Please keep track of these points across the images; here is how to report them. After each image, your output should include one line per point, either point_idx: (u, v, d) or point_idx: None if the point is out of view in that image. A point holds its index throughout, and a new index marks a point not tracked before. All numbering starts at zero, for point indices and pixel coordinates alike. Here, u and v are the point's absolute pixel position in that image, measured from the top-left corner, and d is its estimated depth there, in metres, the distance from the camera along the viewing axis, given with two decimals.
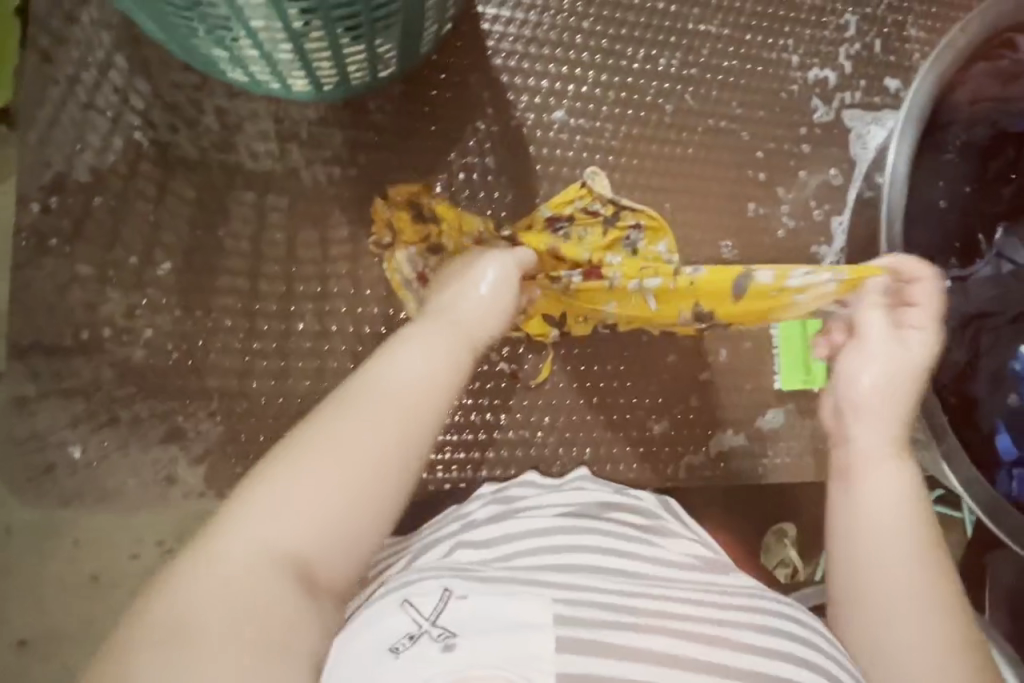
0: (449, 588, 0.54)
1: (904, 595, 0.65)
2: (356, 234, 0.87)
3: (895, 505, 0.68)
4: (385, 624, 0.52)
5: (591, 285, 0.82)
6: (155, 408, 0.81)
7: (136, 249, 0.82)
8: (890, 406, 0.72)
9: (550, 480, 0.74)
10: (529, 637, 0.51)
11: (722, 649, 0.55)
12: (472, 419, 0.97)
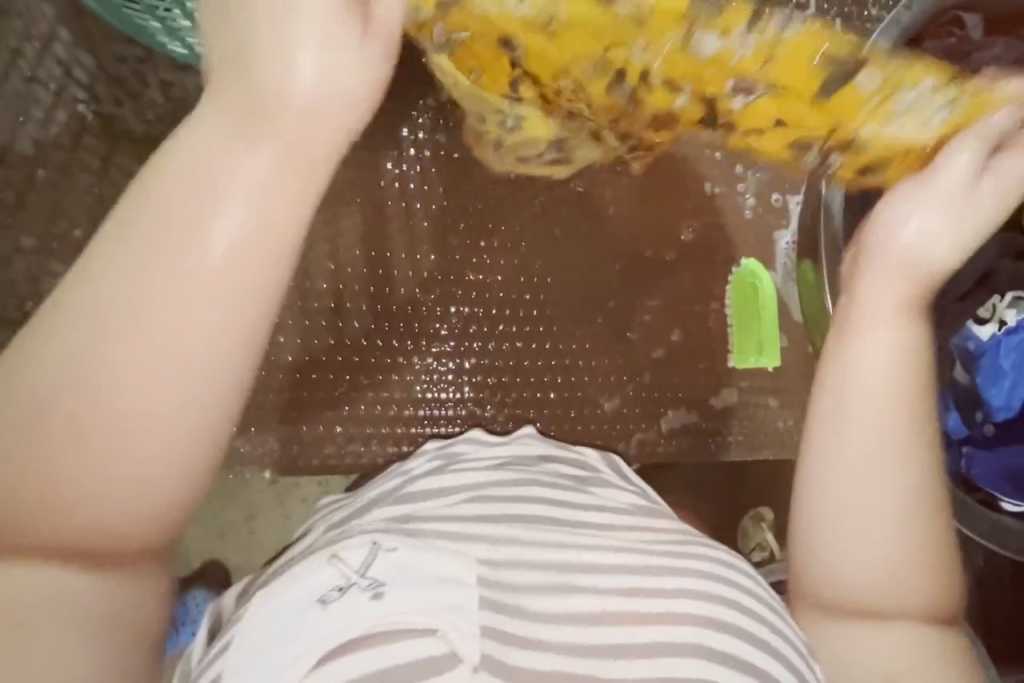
0: (378, 541, 0.50)
1: (861, 473, 0.54)
2: None
3: (862, 371, 0.55)
4: (310, 579, 0.48)
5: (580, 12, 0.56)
6: None
7: (81, 221, 0.83)
8: (915, 267, 0.55)
9: (493, 436, 0.72)
10: (463, 588, 0.47)
11: (675, 598, 0.52)
12: (424, 395, 0.98)
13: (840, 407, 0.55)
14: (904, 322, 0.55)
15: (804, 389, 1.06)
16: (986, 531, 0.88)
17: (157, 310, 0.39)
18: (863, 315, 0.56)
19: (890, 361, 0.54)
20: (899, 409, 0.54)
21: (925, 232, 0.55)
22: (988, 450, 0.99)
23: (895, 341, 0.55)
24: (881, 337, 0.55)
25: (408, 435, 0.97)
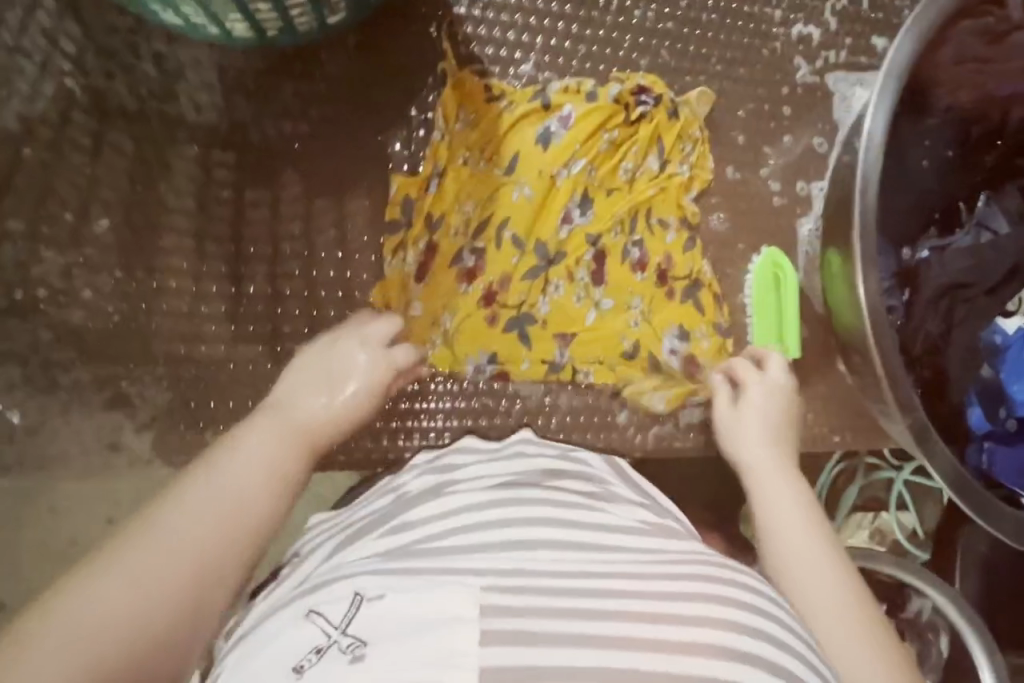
0: (361, 591, 0.49)
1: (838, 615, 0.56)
2: (310, 192, 0.85)
3: (779, 515, 0.63)
4: (290, 639, 0.48)
5: (553, 217, 0.92)
6: (97, 373, 0.77)
7: (71, 204, 0.78)
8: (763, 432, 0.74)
9: (490, 446, 0.69)
10: (449, 635, 0.46)
11: (696, 627, 0.49)
12: (436, 386, 0.92)
13: (783, 554, 0.60)
14: (795, 478, 0.68)
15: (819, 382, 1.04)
16: (1012, 531, 0.84)
17: (256, 472, 0.56)
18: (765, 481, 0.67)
19: (802, 504, 0.64)
20: (825, 532, 0.61)
21: (774, 434, 0.74)
22: (1009, 445, 0.95)
23: (798, 488, 0.66)
24: (783, 489, 0.66)
25: (419, 428, 0.92)
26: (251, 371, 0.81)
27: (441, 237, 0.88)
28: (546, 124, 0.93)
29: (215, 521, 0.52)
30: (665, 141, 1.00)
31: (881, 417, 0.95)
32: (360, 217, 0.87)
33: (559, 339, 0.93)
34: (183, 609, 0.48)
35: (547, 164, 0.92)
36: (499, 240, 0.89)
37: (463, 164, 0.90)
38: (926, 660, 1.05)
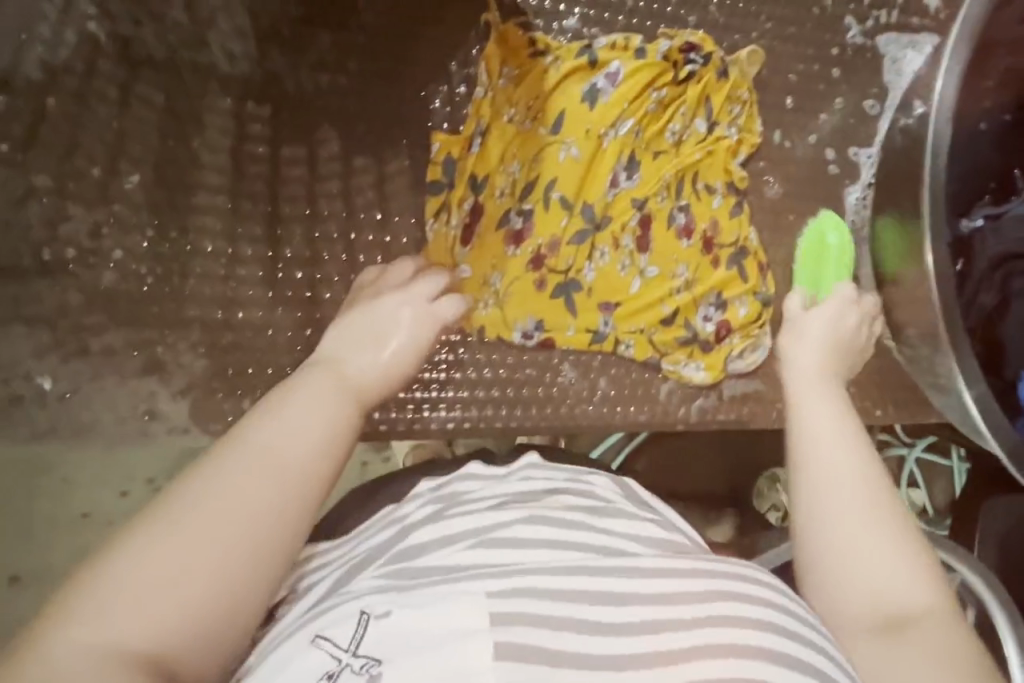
0: (367, 608, 0.45)
1: (867, 552, 0.51)
2: (348, 150, 0.82)
3: (823, 441, 0.56)
4: (296, 667, 0.43)
5: (593, 180, 0.87)
6: (130, 338, 0.74)
7: (100, 159, 0.73)
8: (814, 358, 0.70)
9: (497, 470, 0.64)
10: (462, 647, 0.42)
11: (697, 627, 0.47)
12: (479, 357, 0.89)
13: (819, 482, 0.54)
14: (838, 394, 0.63)
15: None
16: None
17: (292, 442, 0.50)
18: (806, 398, 0.61)
19: (849, 432, 0.57)
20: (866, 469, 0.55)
21: (815, 354, 0.70)
22: None
23: (841, 413, 0.59)
24: (828, 413, 0.59)
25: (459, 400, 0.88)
26: (290, 339, 0.78)
27: (486, 199, 0.86)
28: (593, 80, 0.87)
29: (239, 518, 0.46)
30: (713, 102, 0.96)
31: (931, 393, 0.93)
32: (401, 179, 0.85)
33: (602, 308, 0.90)
34: (198, 613, 0.43)
35: (594, 122, 0.87)
36: (547, 201, 0.85)
37: (509, 123, 0.87)
38: None
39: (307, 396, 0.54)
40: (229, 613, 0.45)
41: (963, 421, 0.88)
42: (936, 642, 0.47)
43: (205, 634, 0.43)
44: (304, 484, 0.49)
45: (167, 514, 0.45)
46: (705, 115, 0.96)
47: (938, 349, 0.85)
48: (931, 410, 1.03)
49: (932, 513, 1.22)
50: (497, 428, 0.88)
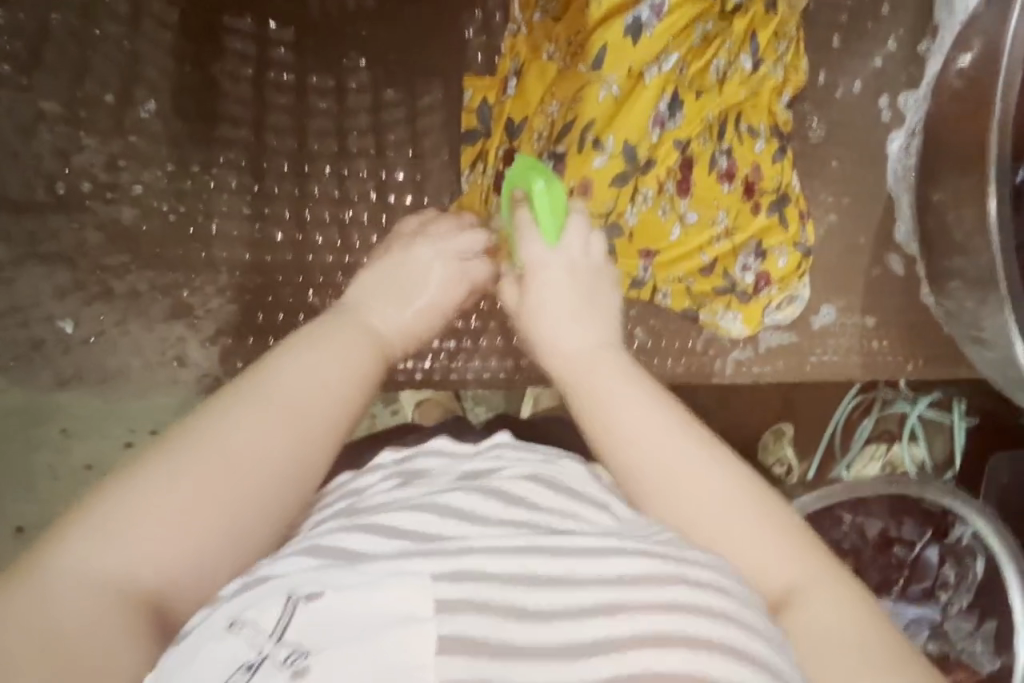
0: (295, 592, 0.39)
1: (731, 543, 0.48)
2: (377, 81, 0.78)
3: (633, 439, 0.52)
4: (207, 655, 0.37)
5: (637, 121, 0.76)
6: (155, 281, 0.71)
7: (112, 84, 0.68)
8: (585, 310, 0.61)
9: (465, 447, 0.62)
10: (403, 638, 0.37)
11: (673, 618, 0.41)
12: (515, 310, 0.89)
13: (661, 496, 0.50)
14: (615, 365, 0.57)
15: (895, 309, 1.00)
16: None
17: (314, 394, 0.48)
18: (587, 386, 0.56)
19: (662, 417, 0.53)
20: (670, 432, 0.52)
21: (575, 317, 0.60)
22: None
23: (640, 393, 0.54)
24: (623, 398, 0.54)
25: (496, 351, 0.90)
26: (320, 283, 0.75)
27: (522, 144, 0.77)
28: (636, 10, 0.73)
29: (246, 463, 0.44)
30: (761, 38, 0.86)
31: (969, 348, 0.92)
32: (434, 114, 0.80)
33: (642, 255, 0.85)
34: (191, 555, 0.41)
35: (638, 58, 0.74)
36: (581, 143, 0.74)
37: (549, 60, 0.77)
38: (961, 582, 1.06)
39: (318, 353, 0.51)
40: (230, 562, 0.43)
41: (1003, 380, 0.88)
42: (816, 622, 0.45)
43: (202, 579, 0.42)
44: (314, 443, 0.47)
45: (175, 448, 0.43)
46: (750, 51, 0.86)
47: (988, 303, 0.84)
48: (964, 364, 1.02)
49: (930, 469, 1.22)
50: (534, 376, 0.90)
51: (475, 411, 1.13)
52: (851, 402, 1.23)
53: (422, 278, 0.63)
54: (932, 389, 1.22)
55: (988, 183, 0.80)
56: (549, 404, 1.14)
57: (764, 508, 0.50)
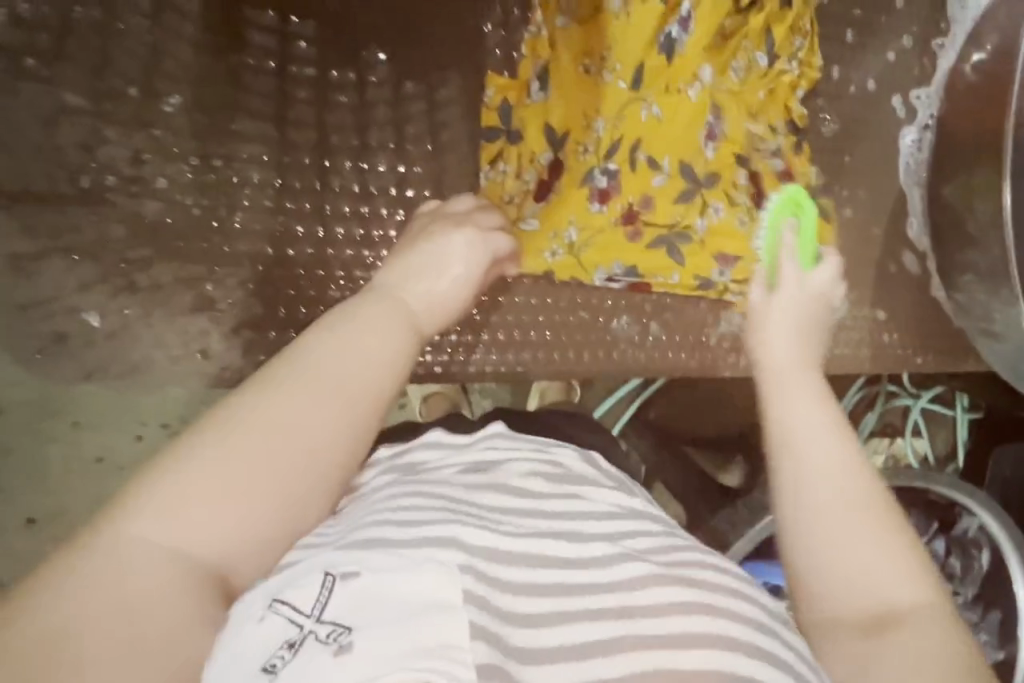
0: (330, 571, 0.43)
1: (868, 552, 0.50)
2: (397, 75, 0.78)
3: (824, 442, 0.55)
4: (251, 634, 0.41)
5: (688, 133, 0.76)
6: (179, 274, 0.71)
7: (135, 78, 0.68)
8: (796, 334, 0.65)
9: (459, 437, 0.66)
10: (432, 618, 0.41)
11: (668, 618, 0.48)
12: (530, 303, 0.90)
13: (823, 496, 0.52)
14: (816, 385, 0.59)
15: (905, 303, 1.01)
16: None
17: (352, 377, 0.52)
18: (777, 385, 0.59)
19: (846, 439, 0.55)
20: (858, 455, 0.54)
21: (788, 336, 0.64)
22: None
23: (840, 416, 0.57)
24: (815, 408, 0.57)
25: (512, 344, 0.91)
26: (342, 277, 0.75)
27: (567, 154, 0.78)
28: (666, 29, 0.75)
29: (291, 443, 0.49)
30: (775, 35, 0.86)
31: (980, 342, 0.93)
32: (452, 109, 0.80)
33: (719, 259, 0.78)
34: (246, 531, 0.47)
35: (674, 77, 0.75)
36: (635, 162, 0.75)
37: (587, 74, 0.77)
38: (966, 573, 1.07)
39: (347, 332, 0.55)
40: (277, 539, 0.49)
41: (1011, 371, 0.90)
42: (930, 646, 0.46)
43: (254, 551, 0.48)
44: (347, 417, 0.51)
45: (216, 431, 0.47)
46: (766, 49, 0.87)
47: (1000, 296, 0.85)
48: (973, 358, 1.03)
49: (933, 462, 1.25)
50: (548, 369, 0.91)
51: (484, 405, 1.14)
52: (855, 396, 1.24)
53: (456, 270, 0.66)
54: (934, 382, 1.24)
55: (1004, 175, 0.81)
56: (558, 398, 1.15)
57: (907, 538, 0.51)
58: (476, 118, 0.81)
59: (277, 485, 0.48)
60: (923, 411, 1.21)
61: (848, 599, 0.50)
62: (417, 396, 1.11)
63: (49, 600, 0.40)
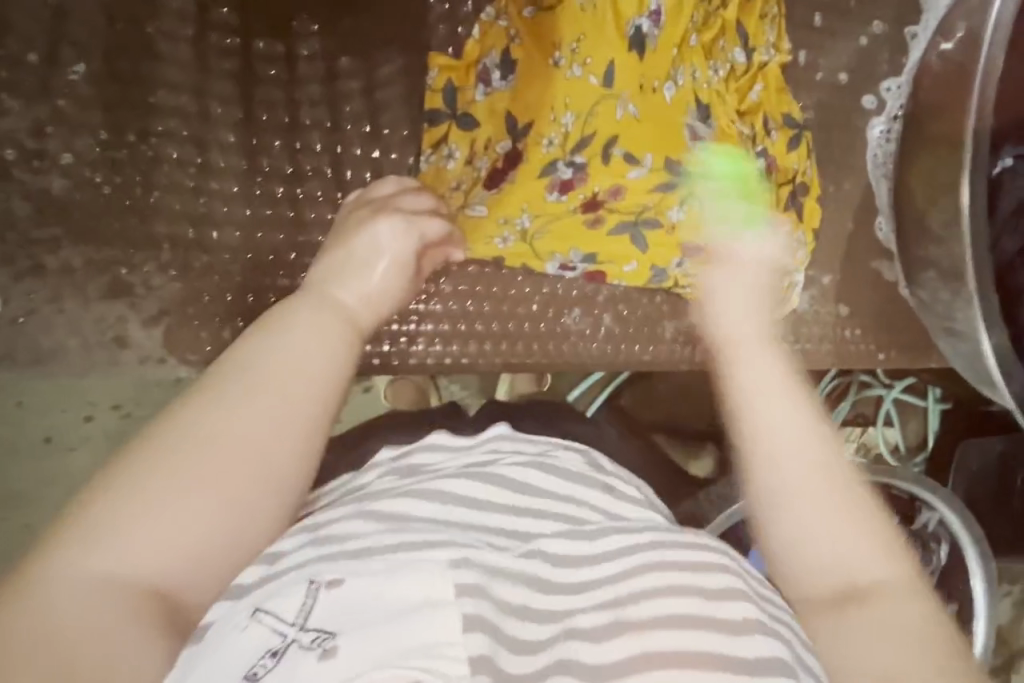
0: (315, 578, 0.45)
1: (811, 520, 0.52)
2: (330, 48, 0.73)
3: (768, 394, 0.57)
4: (233, 642, 0.42)
5: (661, 134, 0.70)
6: (90, 257, 0.67)
7: (37, 44, 0.63)
8: (756, 307, 0.67)
9: (460, 440, 0.63)
10: (418, 620, 0.42)
11: (661, 602, 0.49)
12: (478, 289, 0.87)
13: (772, 445, 0.54)
14: (773, 348, 0.61)
15: (869, 298, 0.99)
16: None
17: (295, 386, 0.51)
18: (734, 352, 0.61)
19: (789, 388, 0.57)
20: (799, 400, 0.56)
21: (742, 304, 0.67)
22: None
23: (777, 368, 0.59)
24: (755, 363, 0.59)
25: (459, 335, 0.88)
26: (273, 262, 0.72)
27: (527, 145, 0.72)
28: (636, 19, 0.68)
29: (247, 448, 0.48)
30: (747, 27, 0.82)
31: (942, 339, 0.90)
32: (392, 87, 0.76)
33: (684, 251, 0.74)
34: (205, 547, 0.46)
35: (648, 74, 0.69)
36: (608, 156, 0.69)
37: (555, 67, 0.70)
38: (925, 568, 1.06)
39: (291, 341, 0.53)
40: (227, 560, 0.47)
41: (971, 369, 0.88)
42: (888, 616, 0.48)
43: (210, 563, 0.46)
44: (298, 430, 0.50)
45: (167, 441, 0.46)
46: (737, 45, 0.81)
47: (961, 295, 0.82)
48: (935, 356, 1.01)
49: (903, 452, 1.24)
50: (497, 361, 0.88)
51: (448, 392, 1.12)
52: (828, 386, 1.20)
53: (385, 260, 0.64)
54: (907, 374, 1.21)
55: (964, 170, 0.77)
56: (525, 388, 1.12)
57: (874, 508, 0.52)
58: (420, 100, 0.77)
59: (232, 491, 0.47)
60: (895, 399, 1.19)
61: (826, 571, 0.51)
62: (383, 381, 1.09)
63: (8, 622, 0.39)
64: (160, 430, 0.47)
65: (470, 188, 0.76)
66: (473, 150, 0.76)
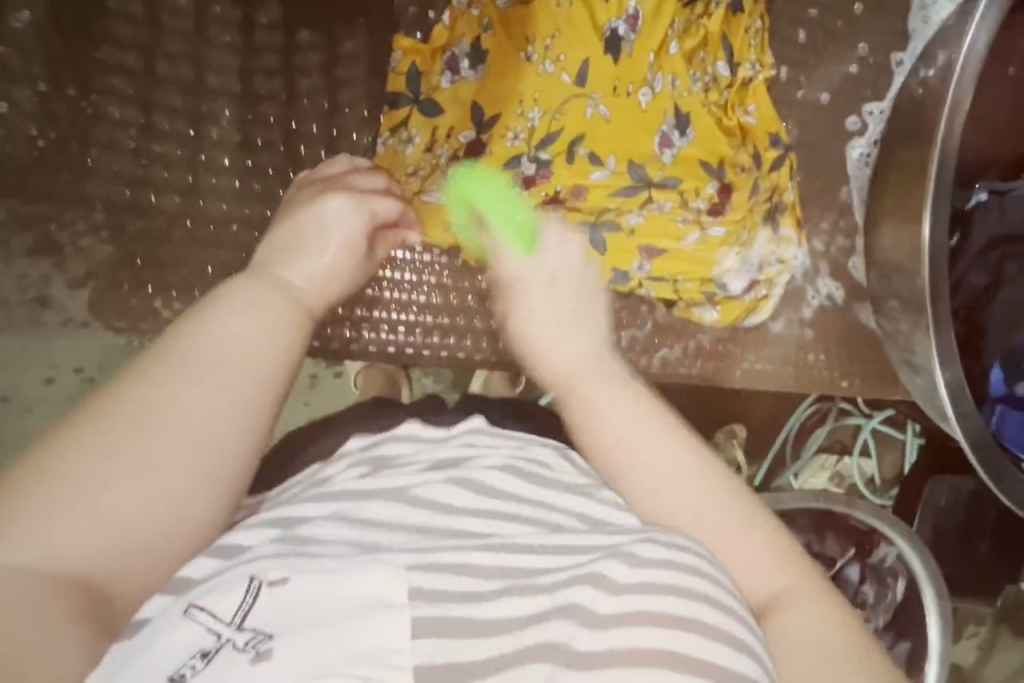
0: (257, 576, 0.43)
1: (729, 541, 0.49)
2: (291, 21, 0.73)
3: (614, 433, 0.53)
4: (161, 644, 0.40)
5: (631, 137, 0.70)
6: (20, 211, 0.68)
7: None
8: (568, 310, 0.61)
9: (437, 432, 0.60)
10: (370, 619, 0.41)
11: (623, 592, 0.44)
12: (428, 280, 0.84)
13: (650, 489, 0.52)
14: (605, 365, 0.57)
15: (837, 323, 0.97)
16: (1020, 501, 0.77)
17: (229, 364, 0.49)
18: (569, 385, 0.57)
19: (639, 419, 0.54)
20: (644, 429, 0.53)
21: (551, 315, 0.60)
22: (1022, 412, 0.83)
23: (618, 394, 0.55)
24: (610, 399, 0.55)
25: (403, 326, 0.85)
26: (211, 232, 0.71)
27: (492, 138, 0.70)
28: (613, 22, 0.68)
29: (181, 423, 0.46)
30: (733, 41, 0.79)
31: (903, 371, 0.88)
32: (354, 64, 0.75)
33: (642, 252, 0.72)
34: (125, 534, 0.43)
35: (623, 79, 0.69)
36: (573, 155, 0.69)
37: (527, 61, 0.69)
38: (879, 600, 1.01)
39: (235, 318, 0.51)
40: (154, 549, 0.44)
41: (930, 405, 0.85)
42: (803, 631, 0.45)
43: (132, 551, 0.43)
44: (251, 411, 0.49)
45: (96, 419, 0.44)
46: (725, 60, 0.79)
47: (919, 328, 0.80)
48: (900, 388, 0.98)
49: (879, 485, 1.21)
50: (444, 357, 0.87)
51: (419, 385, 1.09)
52: (805, 411, 1.16)
53: (330, 225, 0.62)
54: (887, 404, 1.16)
55: (925, 205, 0.76)
56: (498, 387, 1.10)
57: (761, 528, 0.50)
58: (383, 82, 0.76)
59: (162, 470, 0.44)
60: (873, 423, 1.13)
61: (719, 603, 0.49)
62: (354, 367, 1.06)
63: None
64: (92, 409, 0.45)
65: (432, 175, 0.72)
66: (439, 138, 0.73)
